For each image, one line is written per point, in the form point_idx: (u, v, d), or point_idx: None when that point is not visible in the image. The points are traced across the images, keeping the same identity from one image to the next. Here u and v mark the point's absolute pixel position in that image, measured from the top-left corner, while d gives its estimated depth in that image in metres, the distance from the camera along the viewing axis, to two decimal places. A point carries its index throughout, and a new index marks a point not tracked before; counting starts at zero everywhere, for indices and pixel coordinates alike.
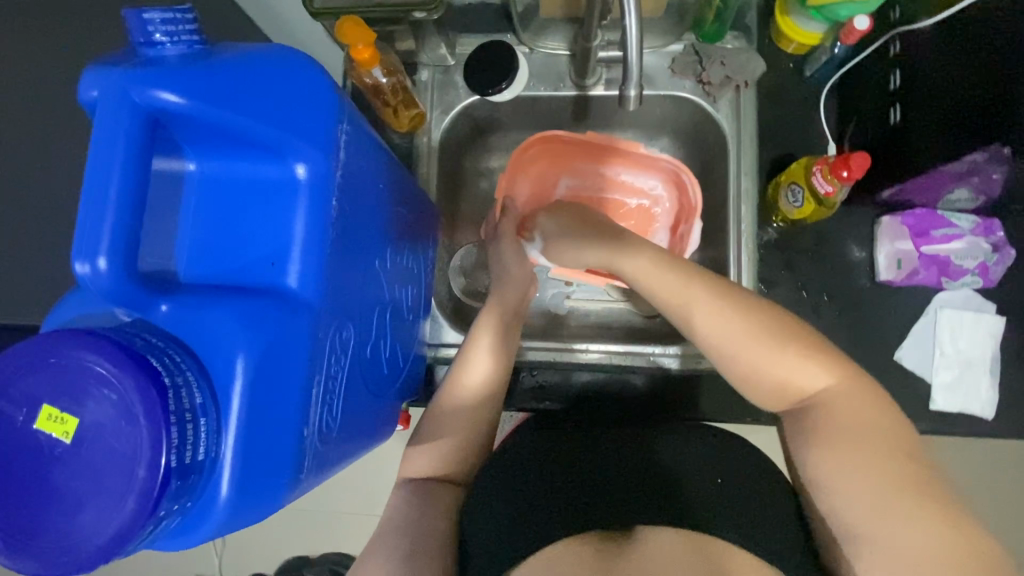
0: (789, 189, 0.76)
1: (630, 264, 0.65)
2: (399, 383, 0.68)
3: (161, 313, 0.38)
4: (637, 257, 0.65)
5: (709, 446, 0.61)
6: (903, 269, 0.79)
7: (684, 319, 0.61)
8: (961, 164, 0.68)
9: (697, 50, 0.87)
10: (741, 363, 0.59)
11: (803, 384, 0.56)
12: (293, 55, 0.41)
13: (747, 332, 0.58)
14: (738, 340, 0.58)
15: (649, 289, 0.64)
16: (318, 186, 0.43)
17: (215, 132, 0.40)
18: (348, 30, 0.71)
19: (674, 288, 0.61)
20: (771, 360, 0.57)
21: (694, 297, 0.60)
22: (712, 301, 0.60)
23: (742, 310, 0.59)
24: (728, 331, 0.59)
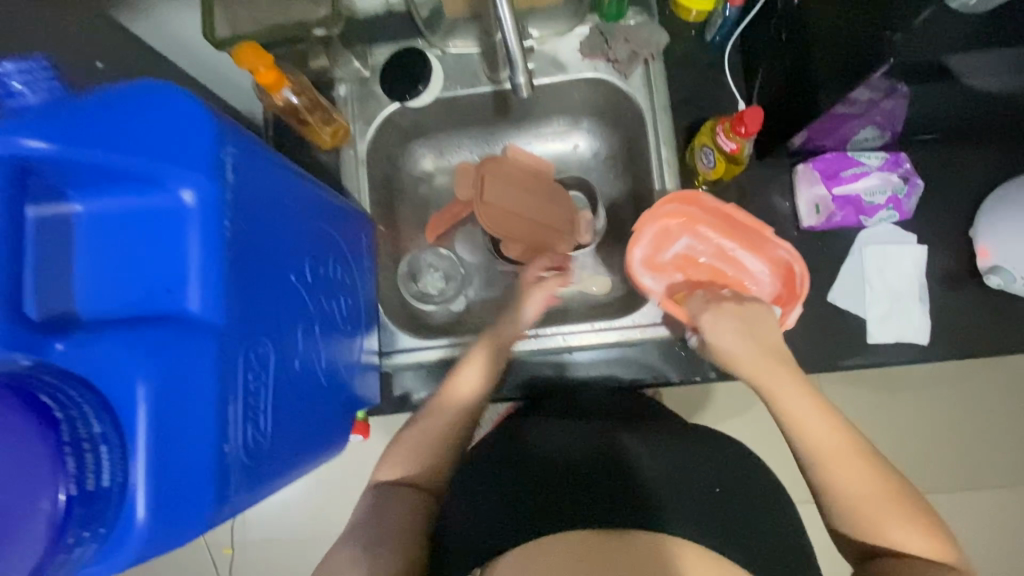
0: (702, 151, 0.78)
1: (776, 385, 0.66)
2: (346, 392, 0.71)
3: (57, 350, 0.39)
4: (778, 376, 0.66)
5: (693, 455, 0.64)
6: (821, 213, 0.81)
7: (816, 452, 0.62)
8: (866, 91, 0.64)
9: (602, 31, 0.90)
10: (844, 489, 0.60)
11: (899, 533, 0.58)
12: (157, 85, 0.43)
13: (865, 488, 0.60)
14: (856, 478, 0.60)
15: (789, 416, 0.64)
16: (207, 210, 0.44)
17: (91, 172, 0.42)
18: (246, 55, 0.71)
19: (821, 429, 0.62)
20: (879, 509, 0.59)
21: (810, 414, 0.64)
22: (832, 435, 0.62)
23: (857, 450, 0.62)
24: (845, 465, 0.61)
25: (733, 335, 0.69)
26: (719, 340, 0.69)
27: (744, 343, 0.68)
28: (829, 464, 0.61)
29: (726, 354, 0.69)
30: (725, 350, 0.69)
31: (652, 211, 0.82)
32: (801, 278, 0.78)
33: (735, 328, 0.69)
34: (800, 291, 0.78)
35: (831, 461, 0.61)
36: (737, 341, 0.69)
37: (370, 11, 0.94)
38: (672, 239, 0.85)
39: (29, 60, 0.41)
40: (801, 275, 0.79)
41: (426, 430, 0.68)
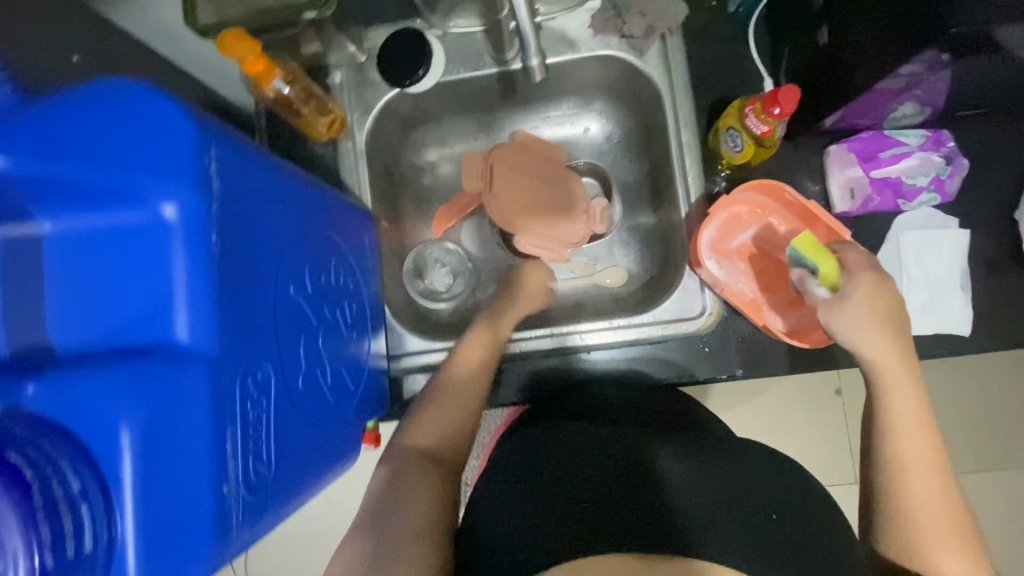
0: (727, 134, 0.72)
1: (894, 370, 0.61)
2: (354, 403, 0.67)
3: (27, 394, 0.35)
4: (895, 368, 0.61)
5: (741, 470, 0.61)
6: (857, 197, 0.76)
7: (899, 454, 0.58)
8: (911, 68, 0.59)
9: (615, 4, 0.83)
10: (899, 497, 0.57)
11: (948, 550, 0.55)
12: (126, 86, 0.38)
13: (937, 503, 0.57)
14: (920, 487, 0.57)
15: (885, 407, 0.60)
16: (192, 226, 0.39)
17: (55, 190, 0.37)
18: (230, 42, 0.65)
19: (914, 429, 0.59)
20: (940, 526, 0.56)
21: (908, 412, 0.59)
22: (923, 438, 0.59)
23: (938, 462, 0.58)
24: (922, 477, 0.57)
25: (862, 310, 0.62)
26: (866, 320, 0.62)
27: (871, 316, 0.61)
28: (904, 471, 0.58)
29: (863, 322, 0.61)
30: (846, 323, 0.62)
31: (728, 195, 0.79)
32: None
33: (864, 304, 0.62)
34: None
35: (913, 466, 0.58)
36: (866, 314, 0.62)
37: None
38: (743, 227, 0.81)
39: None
40: None
41: (446, 409, 0.70)
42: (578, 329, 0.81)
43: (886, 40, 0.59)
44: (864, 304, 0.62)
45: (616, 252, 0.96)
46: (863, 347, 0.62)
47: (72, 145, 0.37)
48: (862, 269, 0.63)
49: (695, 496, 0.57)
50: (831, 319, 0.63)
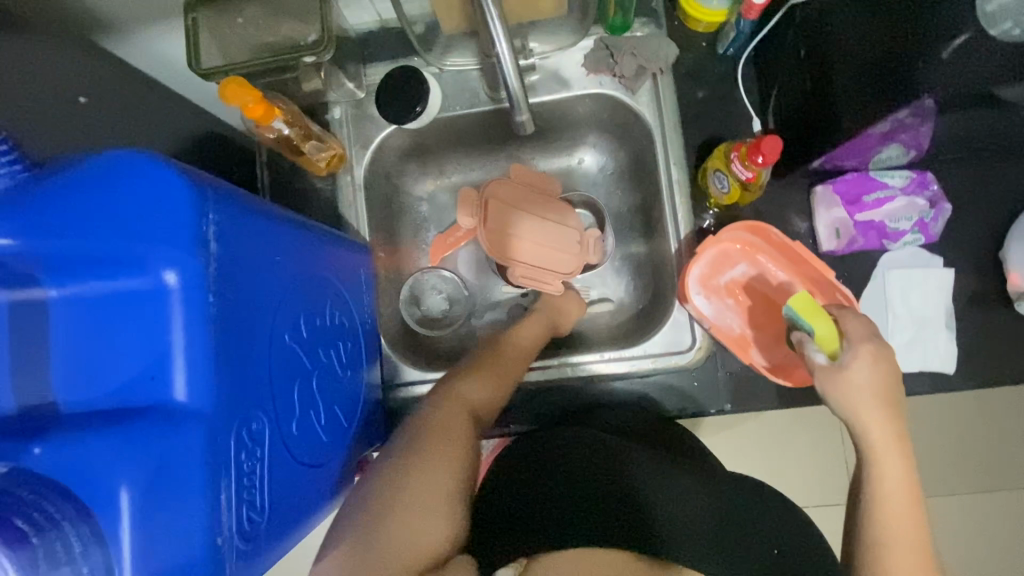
0: (715, 176, 0.74)
1: (889, 442, 0.61)
2: (349, 437, 0.68)
3: (33, 455, 0.37)
4: (891, 449, 0.60)
5: (733, 497, 0.62)
6: (842, 237, 0.77)
7: (881, 481, 0.60)
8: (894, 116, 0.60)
9: (608, 44, 0.85)
10: (875, 553, 0.58)
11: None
12: (131, 157, 0.40)
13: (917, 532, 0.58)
14: (898, 542, 0.58)
15: (877, 470, 0.60)
16: (190, 291, 0.41)
17: (64, 260, 0.40)
18: (232, 92, 0.68)
19: (899, 489, 0.59)
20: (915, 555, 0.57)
21: (897, 460, 0.60)
22: (908, 501, 0.59)
23: (919, 525, 0.58)
24: (908, 540, 0.58)
25: (866, 380, 0.61)
26: (857, 387, 0.61)
27: (873, 387, 0.61)
28: (889, 530, 0.58)
29: (856, 393, 0.61)
30: (847, 392, 0.61)
31: (714, 235, 0.81)
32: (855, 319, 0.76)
33: (866, 378, 0.61)
34: None
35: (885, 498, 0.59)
36: (868, 387, 0.61)
37: (363, 27, 0.89)
38: (732, 263, 0.83)
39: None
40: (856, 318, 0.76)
41: (491, 378, 0.75)
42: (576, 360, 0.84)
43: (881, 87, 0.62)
44: (871, 374, 0.61)
45: (608, 280, 0.97)
46: (862, 422, 0.61)
47: (79, 219, 0.39)
48: (866, 339, 0.62)
49: (687, 501, 0.59)
50: (832, 388, 0.62)
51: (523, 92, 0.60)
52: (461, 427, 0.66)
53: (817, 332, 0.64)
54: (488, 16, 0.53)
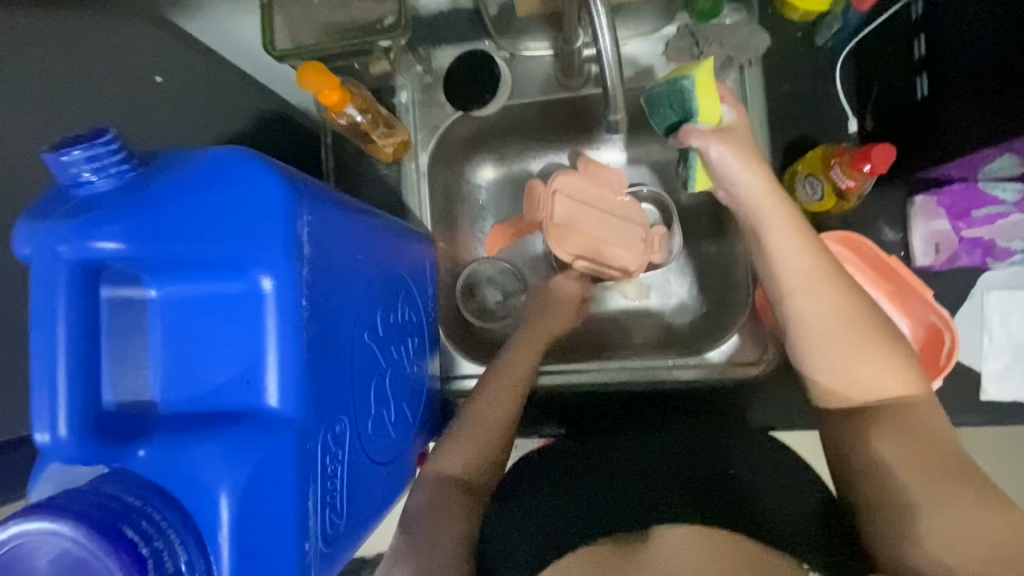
0: (805, 181, 0.69)
1: (813, 269, 0.55)
2: (415, 426, 0.68)
3: (138, 458, 0.37)
4: (794, 246, 0.55)
5: (780, 465, 0.63)
6: (942, 253, 0.72)
7: (786, 285, 0.55)
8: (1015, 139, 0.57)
9: (692, 32, 0.80)
10: (835, 388, 0.56)
11: (870, 383, 0.54)
12: (236, 159, 0.39)
13: (836, 313, 0.54)
14: (852, 391, 0.55)
15: (817, 333, 0.55)
16: (286, 298, 0.40)
17: (164, 261, 0.38)
18: (309, 78, 0.67)
19: (830, 310, 0.54)
20: (851, 350, 0.54)
21: (786, 234, 0.55)
22: (835, 317, 0.54)
23: (863, 333, 0.54)
24: (851, 367, 0.54)
25: (735, 145, 0.54)
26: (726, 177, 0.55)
27: (759, 181, 0.54)
28: (841, 361, 0.54)
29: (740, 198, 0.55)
30: (729, 150, 0.54)
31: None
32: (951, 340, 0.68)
33: (740, 153, 0.54)
34: (944, 364, 0.68)
35: (795, 295, 0.55)
36: (784, 235, 0.55)
37: (432, 8, 0.85)
38: None
39: (95, 139, 0.35)
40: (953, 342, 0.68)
41: (484, 417, 0.67)
42: (632, 364, 0.85)
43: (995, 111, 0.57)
44: (742, 141, 0.55)
45: (671, 281, 0.93)
46: (763, 239, 0.56)
47: (183, 220, 0.38)
48: (712, 139, 0.54)
49: (763, 477, 0.62)
50: (760, 243, 0.56)
51: (621, 84, 0.55)
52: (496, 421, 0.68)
53: (697, 116, 0.55)
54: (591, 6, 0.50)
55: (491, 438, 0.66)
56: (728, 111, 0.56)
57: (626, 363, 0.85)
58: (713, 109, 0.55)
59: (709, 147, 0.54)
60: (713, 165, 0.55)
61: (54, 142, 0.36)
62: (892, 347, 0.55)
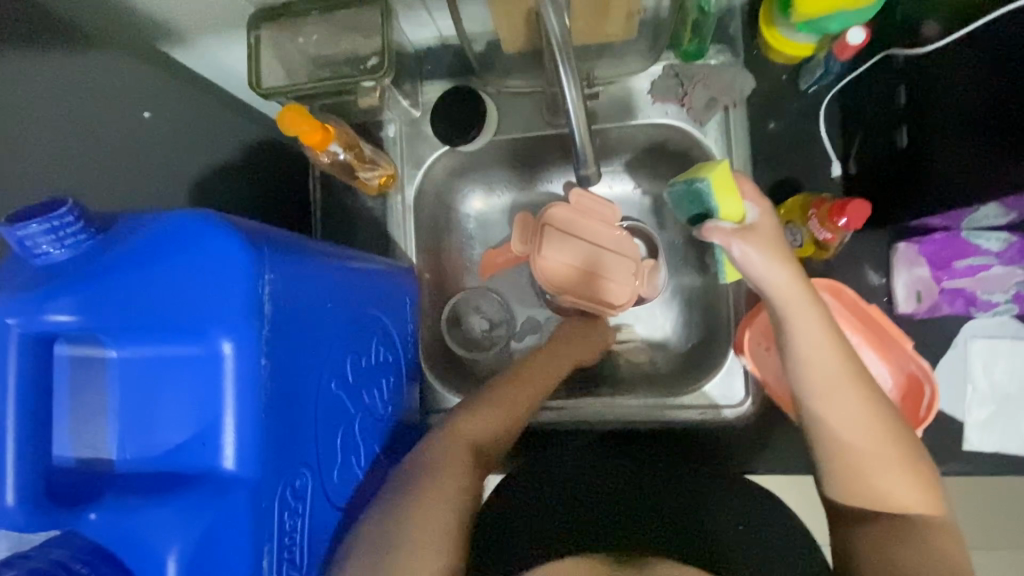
0: (787, 229, 0.69)
1: (844, 382, 0.54)
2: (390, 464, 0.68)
3: (89, 521, 0.38)
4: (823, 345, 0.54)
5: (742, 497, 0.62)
6: (924, 301, 0.72)
7: (812, 382, 0.55)
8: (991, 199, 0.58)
9: (677, 71, 0.79)
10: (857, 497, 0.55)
11: (894, 493, 0.54)
12: (194, 223, 0.39)
13: (867, 424, 0.54)
14: (871, 499, 0.55)
15: (843, 441, 0.55)
16: (243, 361, 0.40)
17: (122, 326, 0.39)
18: (290, 119, 0.68)
19: (858, 418, 0.54)
20: (881, 462, 0.54)
21: (818, 340, 0.54)
22: (862, 425, 0.54)
23: (886, 443, 0.54)
24: (870, 474, 0.54)
25: (758, 244, 0.55)
26: (753, 272, 0.55)
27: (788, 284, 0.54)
28: (859, 471, 0.55)
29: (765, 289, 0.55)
30: (753, 251, 0.55)
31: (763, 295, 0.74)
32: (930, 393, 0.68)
33: (765, 253, 0.55)
34: (924, 416, 0.68)
35: (820, 393, 0.55)
36: (819, 341, 0.54)
37: (423, 44, 0.87)
38: None
39: (51, 212, 0.37)
40: (931, 395, 0.68)
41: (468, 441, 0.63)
42: (613, 402, 0.84)
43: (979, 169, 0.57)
44: (766, 240, 0.56)
45: (656, 315, 0.92)
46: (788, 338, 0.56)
47: (140, 287, 0.38)
48: (735, 241, 0.55)
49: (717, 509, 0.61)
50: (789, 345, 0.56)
51: (590, 139, 0.57)
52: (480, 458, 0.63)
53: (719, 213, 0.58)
54: (555, 60, 0.51)
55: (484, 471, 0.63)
56: (751, 209, 0.58)
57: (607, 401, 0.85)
58: (737, 206, 0.58)
59: (731, 247, 0.55)
60: (737, 263, 0.56)
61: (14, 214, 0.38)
62: (918, 460, 0.55)
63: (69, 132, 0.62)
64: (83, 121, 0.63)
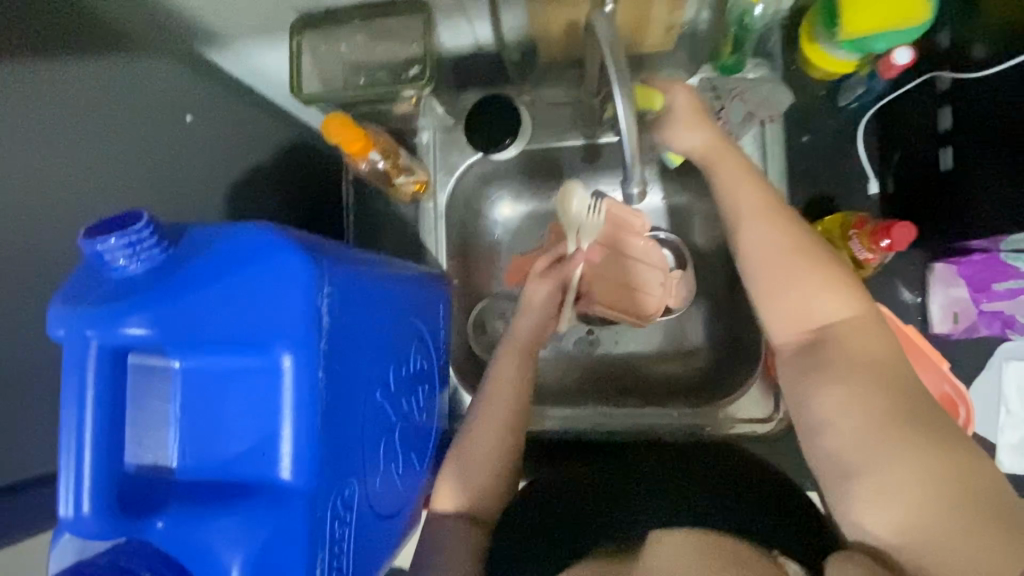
0: (824, 247, 0.69)
1: (773, 246, 0.59)
2: (423, 467, 0.68)
3: (157, 529, 0.40)
4: (744, 198, 0.62)
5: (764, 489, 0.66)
6: (960, 321, 0.71)
7: (749, 256, 0.60)
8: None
9: (714, 85, 0.78)
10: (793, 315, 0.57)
11: (820, 310, 0.56)
12: (262, 237, 0.40)
13: (787, 243, 0.59)
14: (799, 318, 0.57)
15: (775, 296, 0.59)
16: (306, 374, 0.41)
17: (189, 338, 0.39)
18: (334, 129, 0.69)
19: (775, 239, 0.60)
20: (804, 288, 0.57)
21: (737, 184, 0.63)
22: (781, 246, 0.59)
23: (795, 258, 0.58)
24: (837, 343, 0.54)
25: (688, 104, 0.65)
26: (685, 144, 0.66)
27: (700, 125, 0.65)
28: (776, 274, 0.59)
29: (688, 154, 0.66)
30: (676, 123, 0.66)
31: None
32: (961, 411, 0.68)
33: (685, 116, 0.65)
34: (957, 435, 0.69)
35: (748, 224, 0.61)
36: (748, 204, 0.62)
37: (457, 51, 0.86)
38: None
39: (130, 226, 0.37)
40: (965, 413, 0.68)
41: (500, 389, 0.73)
42: (641, 414, 0.85)
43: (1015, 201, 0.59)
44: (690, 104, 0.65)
45: (684, 325, 0.92)
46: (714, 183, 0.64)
47: (208, 300, 0.39)
48: (676, 87, 0.66)
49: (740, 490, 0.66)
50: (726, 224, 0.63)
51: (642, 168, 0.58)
52: (505, 412, 0.72)
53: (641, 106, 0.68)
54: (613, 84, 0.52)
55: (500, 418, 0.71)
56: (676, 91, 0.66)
57: (634, 411, 0.86)
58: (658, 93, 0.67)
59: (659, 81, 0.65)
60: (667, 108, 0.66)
61: (92, 228, 0.39)
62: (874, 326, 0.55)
63: (127, 134, 0.62)
64: (138, 123, 0.63)
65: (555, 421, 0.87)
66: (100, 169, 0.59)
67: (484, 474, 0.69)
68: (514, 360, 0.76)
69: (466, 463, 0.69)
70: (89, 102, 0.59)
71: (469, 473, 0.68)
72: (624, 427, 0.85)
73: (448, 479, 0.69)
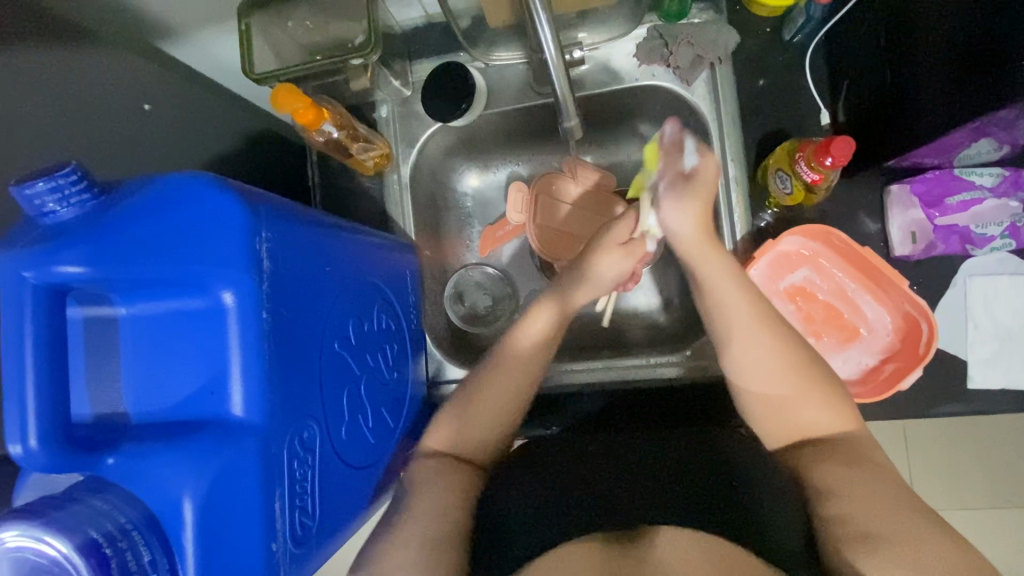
0: (777, 176, 0.72)
1: (773, 361, 0.57)
2: (399, 423, 0.69)
3: (108, 465, 0.41)
4: (739, 306, 0.59)
5: (773, 486, 0.56)
6: (919, 241, 0.72)
7: (723, 319, 0.59)
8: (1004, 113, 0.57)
9: (661, 33, 0.77)
10: (785, 424, 0.57)
11: (811, 419, 0.57)
12: (187, 181, 0.42)
13: (737, 287, 0.59)
14: (780, 382, 0.57)
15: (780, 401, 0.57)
16: (245, 310, 0.42)
17: (127, 281, 0.41)
18: (284, 98, 0.71)
19: (733, 291, 0.59)
20: (764, 342, 0.58)
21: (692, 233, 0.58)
22: (741, 298, 0.59)
23: (761, 320, 0.58)
24: (788, 407, 0.57)
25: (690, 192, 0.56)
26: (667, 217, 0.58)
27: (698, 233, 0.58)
28: (740, 333, 0.58)
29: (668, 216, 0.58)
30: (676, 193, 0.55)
31: (772, 239, 0.73)
32: (926, 326, 0.69)
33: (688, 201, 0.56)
34: (924, 353, 0.69)
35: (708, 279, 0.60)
36: (740, 320, 0.59)
37: (410, 24, 0.88)
38: (793, 268, 0.75)
39: (56, 172, 0.40)
40: (929, 332, 0.69)
41: (521, 356, 0.64)
42: (619, 362, 0.82)
43: (969, 92, 0.57)
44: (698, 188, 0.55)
45: (657, 278, 0.92)
46: (709, 295, 0.60)
47: (141, 243, 0.41)
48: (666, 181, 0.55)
49: (755, 482, 0.57)
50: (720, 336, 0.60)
51: (571, 92, 0.59)
52: (528, 372, 0.65)
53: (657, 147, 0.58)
54: (535, 18, 0.50)
55: (521, 381, 0.64)
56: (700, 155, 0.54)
57: (612, 363, 0.83)
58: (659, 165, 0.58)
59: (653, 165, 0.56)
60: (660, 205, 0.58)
61: (25, 179, 0.41)
62: (832, 389, 0.58)
63: (86, 107, 0.60)
64: (101, 95, 0.62)
65: (556, 374, 0.84)
66: (56, 144, 0.57)
67: (482, 424, 0.64)
68: (549, 316, 0.66)
69: (480, 395, 0.64)
70: (49, 80, 0.57)
71: (476, 406, 0.64)
72: (603, 379, 0.83)
73: (451, 414, 0.64)
